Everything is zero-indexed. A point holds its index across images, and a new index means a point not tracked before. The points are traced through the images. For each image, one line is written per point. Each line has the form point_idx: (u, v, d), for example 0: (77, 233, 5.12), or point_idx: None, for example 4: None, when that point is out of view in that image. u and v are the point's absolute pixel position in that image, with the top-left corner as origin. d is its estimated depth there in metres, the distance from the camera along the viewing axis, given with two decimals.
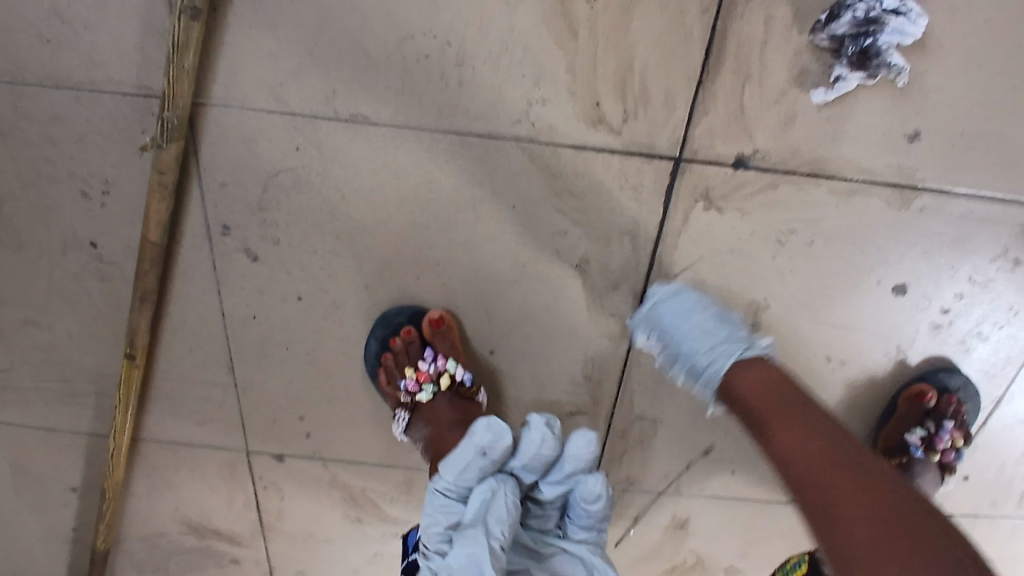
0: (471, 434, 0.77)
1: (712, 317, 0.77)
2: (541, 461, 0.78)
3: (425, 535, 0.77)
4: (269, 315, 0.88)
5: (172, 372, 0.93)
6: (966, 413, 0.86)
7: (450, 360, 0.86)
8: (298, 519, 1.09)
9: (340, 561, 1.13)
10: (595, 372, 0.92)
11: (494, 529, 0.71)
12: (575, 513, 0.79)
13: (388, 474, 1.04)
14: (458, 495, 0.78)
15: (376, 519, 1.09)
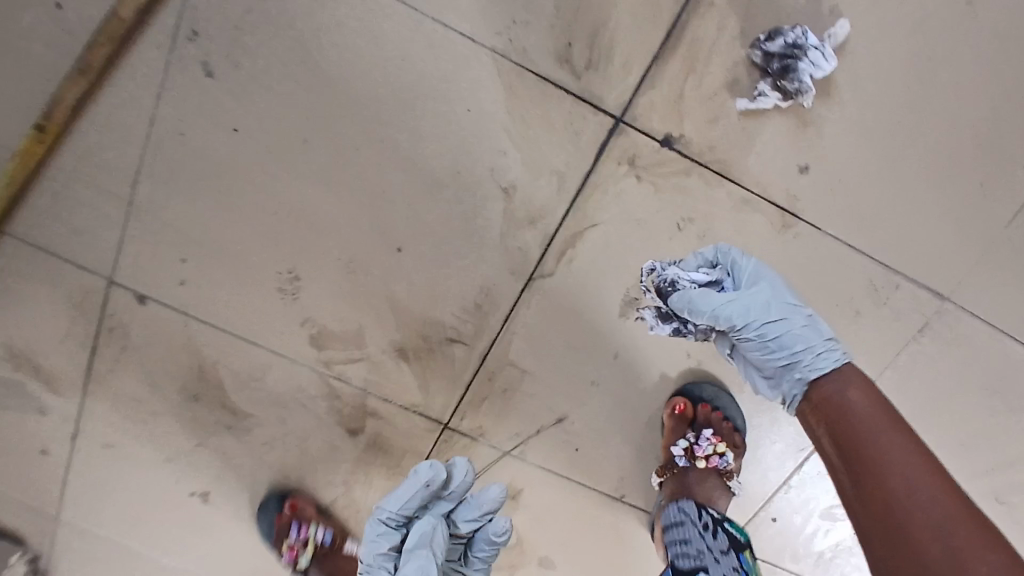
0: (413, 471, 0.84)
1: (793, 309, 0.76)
2: (461, 488, 0.86)
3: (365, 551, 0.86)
4: (197, 138, 0.88)
5: (71, 165, 0.90)
6: (723, 419, 1.02)
7: (307, 531, 1.08)
8: (134, 378, 1.04)
9: (165, 437, 1.09)
10: (485, 304, 0.96)
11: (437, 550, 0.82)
12: (481, 541, 0.88)
13: (248, 356, 1.01)
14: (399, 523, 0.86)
15: (217, 403, 1.05)
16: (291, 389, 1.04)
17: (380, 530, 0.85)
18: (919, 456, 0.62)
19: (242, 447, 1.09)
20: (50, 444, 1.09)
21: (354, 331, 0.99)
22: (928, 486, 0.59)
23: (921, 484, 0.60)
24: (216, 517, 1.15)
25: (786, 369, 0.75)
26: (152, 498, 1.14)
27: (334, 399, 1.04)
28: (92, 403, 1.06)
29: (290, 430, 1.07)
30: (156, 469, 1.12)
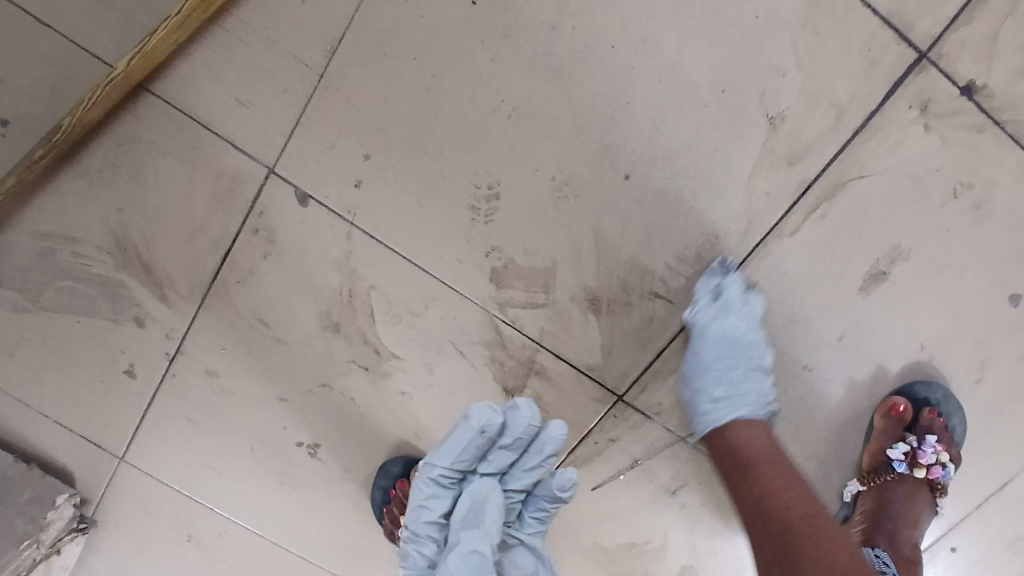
0: (466, 416, 0.83)
1: (742, 370, 0.81)
2: (523, 438, 0.85)
3: (413, 522, 0.86)
4: (440, 10, 0.78)
5: (274, 17, 0.79)
6: (951, 428, 0.88)
7: None
8: (267, 294, 0.88)
9: (286, 370, 0.93)
10: (707, 255, 0.83)
11: (489, 528, 0.82)
12: (545, 495, 0.88)
13: (411, 284, 0.86)
14: (447, 482, 0.86)
15: (358, 336, 0.90)
16: (451, 330, 0.88)
17: (428, 492, 0.86)
18: (800, 489, 0.73)
19: (374, 393, 0.93)
20: (142, 362, 0.94)
21: (546, 270, 0.84)
22: (795, 512, 0.71)
23: (790, 508, 0.71)
24: (320, 472, 0.99)
25: (727, 397, 0.80)
26: (250, 441, 0.98)
27: (498, 348, 0.89)
28: (204, 319, 0.90)
29: (437, 380, 0.91)
30: (263, 408, 0.95)
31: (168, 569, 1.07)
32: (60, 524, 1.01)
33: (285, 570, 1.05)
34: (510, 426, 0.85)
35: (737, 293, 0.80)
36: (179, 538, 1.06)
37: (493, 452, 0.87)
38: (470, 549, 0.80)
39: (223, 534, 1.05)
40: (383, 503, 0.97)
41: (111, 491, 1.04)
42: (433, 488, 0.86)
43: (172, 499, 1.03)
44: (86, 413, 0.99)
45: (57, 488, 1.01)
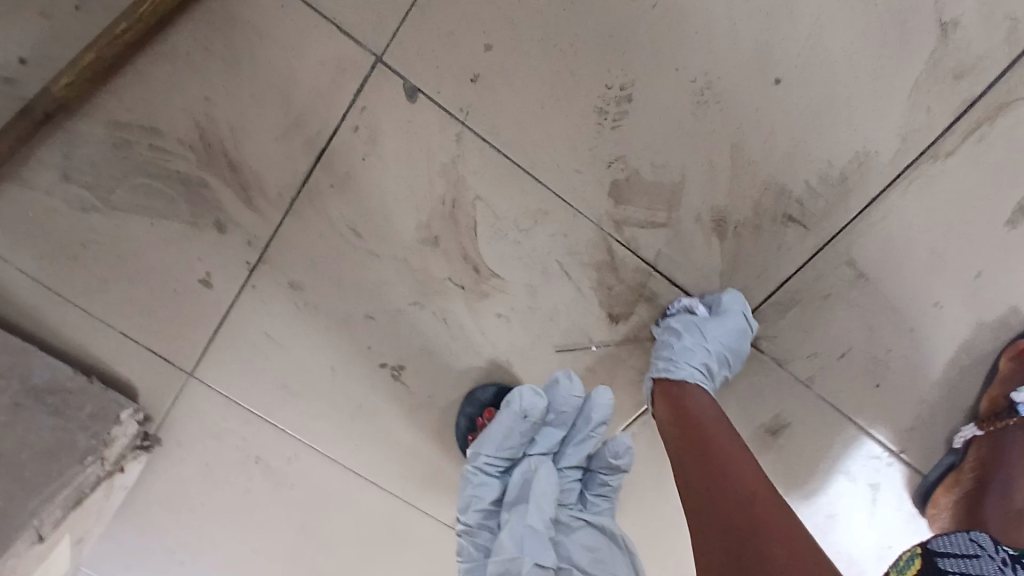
0: (507, 404, 0.84)
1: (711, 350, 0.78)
2: (569, 412, 0.86)
3: (465, 512, 0.86)
4: None
5: None
6: None
7: None
8: (363, 201, 0.82)
9: (375, 286, 0.87)
10: (852, 175, 0.77)
11: (539, 503, 0.82)
12: (602, 470, 0.88)
13: (522, 197, 0.80)
14: (496, 469, 0.88)
15: (457, 251, 0.83)
16: (561, 249, 0.82)
17: (477, 481, 0.87)
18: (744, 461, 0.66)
19: (469, 316, 0.87)
20: (219, 271, 0.88)
21: (672, 186, 0.77)
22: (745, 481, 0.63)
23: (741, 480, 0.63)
24: (402, 398, 0.94)
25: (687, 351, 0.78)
26: (330, 362, 0.92)
27: (608, 271, 0.83)
28: (290, 226, 0.84)
29: (539, 304, 0.86)
30: (348, 327, 0.90)
31: (231, 491, 1.04)
32: (123, 441, 0.95)
33: (356, 496, 1.02)
34: (554, 403, 0.86)
35: (732, 308, 0.78)
36: (247, 460, 1.01)
37: (541, 433, 0.89)
38: (526, 523, 0.80)
39: (293, 458, 1.00)
40: (468, 431, 0.93)
41: (177, 410, 0.99)
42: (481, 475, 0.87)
43: (242, 419, 0.99)
44: (153, 325, 0.93)
45: (121, 403, 0.94)
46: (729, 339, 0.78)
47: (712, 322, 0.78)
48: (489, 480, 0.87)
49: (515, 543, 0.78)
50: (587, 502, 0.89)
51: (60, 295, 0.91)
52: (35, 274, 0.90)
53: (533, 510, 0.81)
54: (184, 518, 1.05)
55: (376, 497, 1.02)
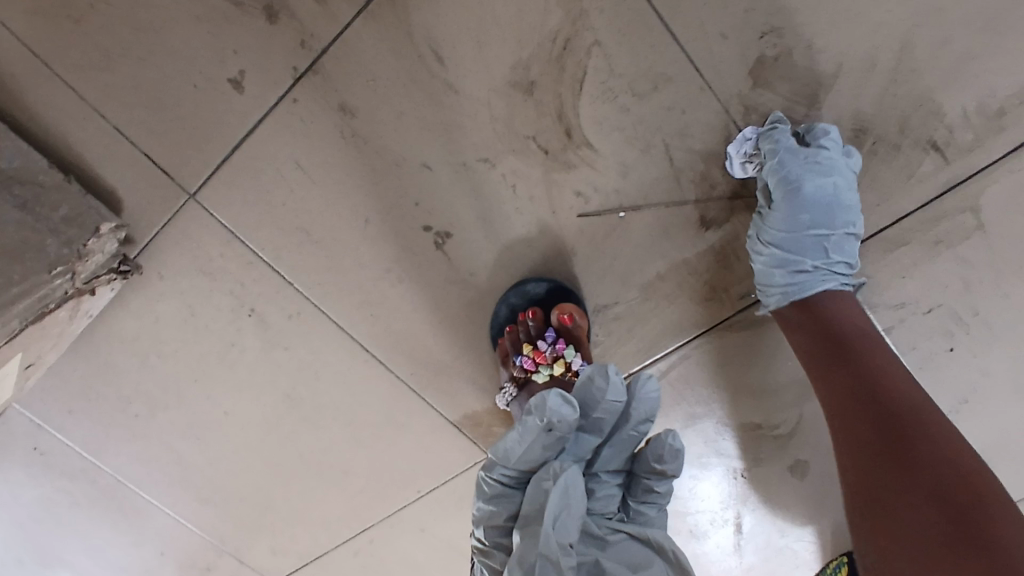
0: (531, 411, 0.72)
1: (813, 217, 0.67)
2: (606, 416, 0.75)
3: (481, 527, 0.75)
4: None
5: None
6: None
7: (570, 347, 0.80)
8: (458, 21, 0.69)
9: (442, 130, 0.73)
10: (1012, 108, 0.69)
11: (560, 522, 0.68)
12: (645, 474, 0.78)
13: (647, 54, 0.68)
14: (515, 481, 0.75)
15: (551, 105, 0.71)
16: (672, 127, 0.71)
17: (491, 495, 0.75)
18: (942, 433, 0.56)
19: (543, 187, 0.75)
20: (258, 72, 0.73)
21: (820, 77, 0.68)
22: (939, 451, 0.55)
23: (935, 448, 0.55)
24: (439, 269, 0.82)
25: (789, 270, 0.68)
26: (364, 213, 0.79)
27: (715, 165, 0.72)
28: (362, 32, 0.70)
29: (628, 189, 0.75)
30: (397, 172, 0.76)
31: (213, 342, 0.90)
32: (99, 259, 0.79)
33: (358, 371, 0.91)
34: (589, 402, 0.75)
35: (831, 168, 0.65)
36: (239, 311, 0.87)
37: (574, 437, 0.77)
38: (541, 551, 0.66)
39: (294, 317, 0.87)
40: (508, 321, 0.83)
41: (165, 237, 0.83)
42: (496, 489, 0.75)
43: (242, 262, 0.84)
44: (158, 125, 0.77)
45: (102, 214, 0.78)
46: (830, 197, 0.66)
47: (781, 203, 0.67)
48: (503, 507, 0.74)
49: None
50: (630, 509, 0.79)
51: (47, 66, 0.74)
52: (24, 32, 0.73)
53: (550, 528, 0.67)
54: (150, 365, 0.92)
55: (381, 377, 0.91)
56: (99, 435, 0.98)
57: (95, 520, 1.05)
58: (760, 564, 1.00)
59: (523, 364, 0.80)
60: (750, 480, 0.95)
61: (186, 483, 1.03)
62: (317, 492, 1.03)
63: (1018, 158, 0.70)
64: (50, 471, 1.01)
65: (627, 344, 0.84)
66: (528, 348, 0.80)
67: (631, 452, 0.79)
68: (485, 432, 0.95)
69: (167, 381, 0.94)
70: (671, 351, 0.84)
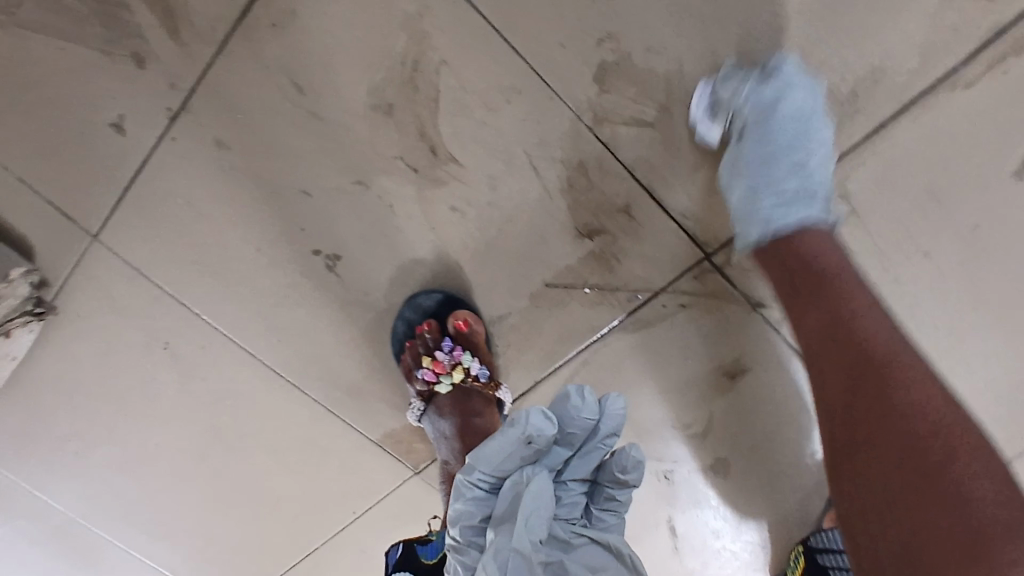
0: (511, 422, 0.68)
1: (796, 138, 0.66)
2: (579, 432, 0.72)
3: (453, 525, 0.71)
4: None
5: None
6: None
7: (467, 353, 0.83)
8: (312, 50, 0.71)
9: (314, 157, 0.76)
10: (860, 93, 0.69)
11: (531, 523, 0.65)
12: (607, 483, 0.75)
13: (494, 69, 0.70)
14: (489, 486, 0.71)
15: (411, 125, 0.73)
16: (530, 138, 0.72)
17: (469, 497, 0.70)
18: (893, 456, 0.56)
19: (417, 205, 0.77)
20: (135, 114, 0.76)
21: (667, 78, 0.69)
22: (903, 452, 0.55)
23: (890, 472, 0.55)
24: (332, 292, 0.84)
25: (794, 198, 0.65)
26: (255, 242, 0.81)
27: (578, 170, 0.74)
28: (224, 68, 0.73)
29: (500, 200, 0.76)
30: (277, 199, 0.78)
31: (134, 378, 0.93)
32: (10, 303, 0.83)
33: (274, 397, 0.93)
34: (562, 418, 0.71)
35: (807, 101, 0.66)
36: (153, 344, 0.90)
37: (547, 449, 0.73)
38: (511, 548, 0.63)
39: (206, 348, 0.89)
40: (406, 337, 0.84)
41: (76, 277, 0.86)
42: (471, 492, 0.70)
43: (148, 297, 0.86)
44: (53, 173, 0.80)
45: (13, 260, 0.82)
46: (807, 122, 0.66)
47: (755, 130, 0.68)
48: (477, 512, 0.70)
49: (498, 566, 0.62)
50: (592, 518, 0.76)
51: None
52: None
53: (522, 527, 0.64)
54: (79, 403, 0.95)
55: (297, 401, 0.93)
56: (43, 473, 1.01)
57: (53, 555, 1.08)
58: (704, 566, 1.00)
59: (424, 376, 0.83)
60: (676, 480, 0.95)
61: (131, 516, 1.05)
62: (255, 519, 1.04)
63: (872, 140, 0.70)
64: (4, 509, 1.04)
65: (526, 352, 0.85)
66: (426, 360, 0.82)
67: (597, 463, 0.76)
68: (406, 447, 0.96)
69: (96, 417, 0.96)
70: (569, 359, 0.85)
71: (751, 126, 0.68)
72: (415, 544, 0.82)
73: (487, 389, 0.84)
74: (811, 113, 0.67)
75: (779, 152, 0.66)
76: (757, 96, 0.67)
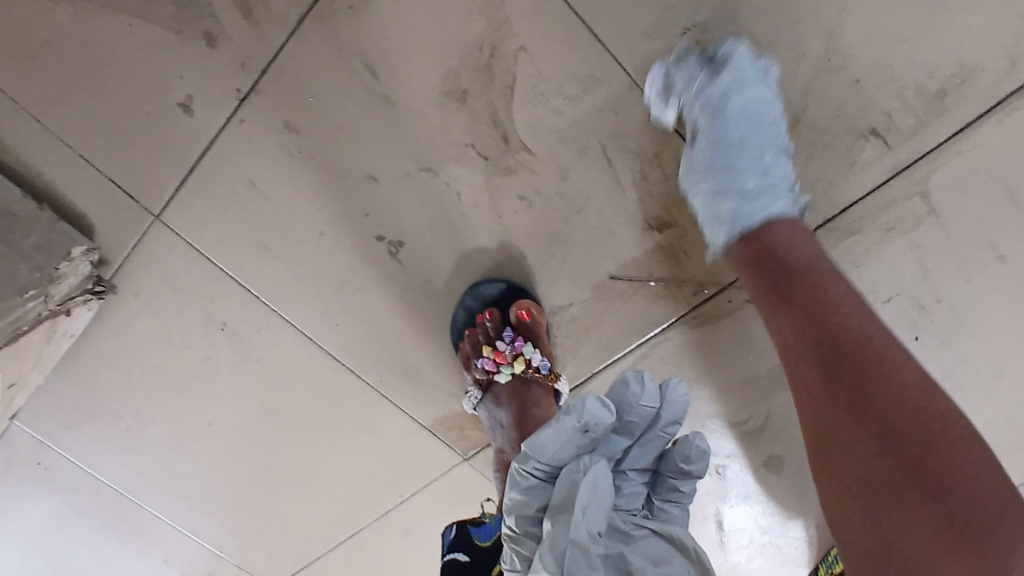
0: (566, 409, 0.64)
1: (745, 136, 0.63)
2: (638, 420, 0.68)
3: (510, 514, 0.67)
4: None
5: None
6: None
7: (529, 343, 0.82)
8: (387, 34, 0.70)
9: (383, 142, 0.75)
10: (951, 90, 0.67)
11: (590, 512, 0.61)
12: (671, 473, 0.71)
13: (574, 57, 0.69)
14: (545, 475, 0.67)
15: (484, 112, 0.72)
16: (606, 128, 0.71)
17: (524, 486, 0.67)
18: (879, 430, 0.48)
19: (486, 193, 0.76)
20: (204, 96, 0.76)
21: None
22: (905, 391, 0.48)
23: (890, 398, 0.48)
24: (394, 279, 0.83)
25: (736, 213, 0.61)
26: (318, 226, 0.81)
27: (652, 162, 0.73)
28: (297, 49, 0.72)
29: (570, 190, 0.75)
30: (343, 184, 0.78)
31: (190, 356, 0.93)
32: (71, 282, 0.83)
33: (329, 380, 0.93)
34: (622, 404, 0.67)
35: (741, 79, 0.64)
36: (211, 325, 0.90)
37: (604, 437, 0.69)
38: (568, 537, 0.58)
39: (263, 329, 0.90)
40: (467, 325, 0.84)
41: (137, 256, 0.86)
42: (528, 481, 0.66)
43: (209, 278, 0.87)
44: (119, 152, 0.80)
45: (73, 238, 0.81)
46: (762, 103, 0.64)
47: (704, 130, 0.65)
48: (533, 500, 0.65)
49: (557, 560, 0.58)
50: (655, 509, 0.71)
51: (8, 99, 0.77)
52: None
53: (580, 517, 0.60)
54: (133, 379, 0.96)
55: (351, 385, 0.93)
56: (94, 447, 1.02)
57: (99, 529, 1.09)
58: (748, 560, 1.00)
59: (484, 366, 0.83)
60: (728, 475, 0.94)
61: (180, 492, 1.06)
62: (303, 499, 1.05)
63: (958, 139, 0.69)
64: (53, 483, 1.05)
65: (585, 343, 0.85)
66: (487, 350, 0.82)
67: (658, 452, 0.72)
68: (457, 433, 0.96)
69: (150, 394, 0.97)
70: (630, 352, 0.84)
71: (703, 124, 0.65)
72: (466, 527, 0.80)
73: (546, 381, 0.84)
74: (766, 107, 0.64)
75: (732, 160, 0.63)
76: (699, 100, 0.65)
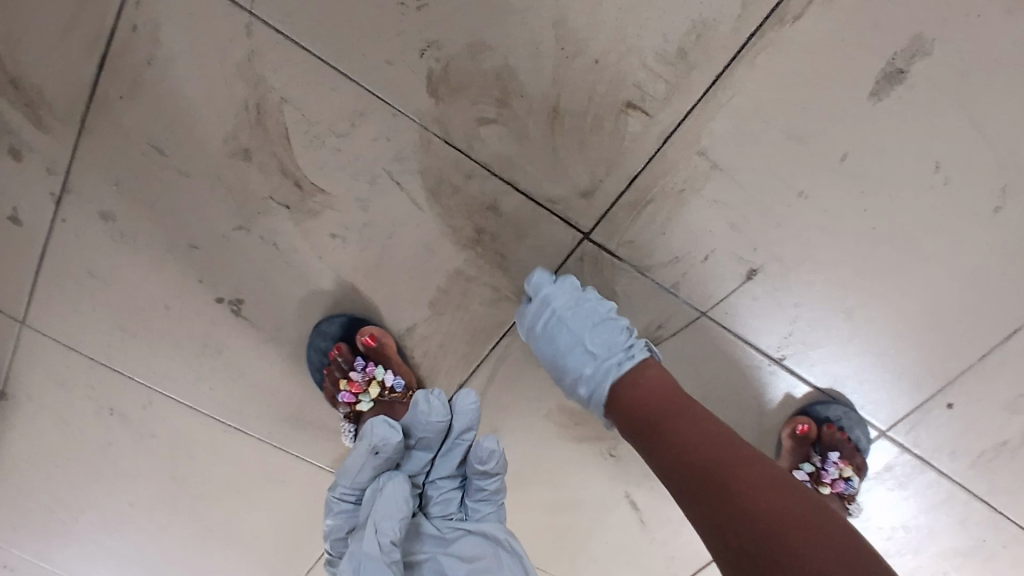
0: (363, 433, 0.76)
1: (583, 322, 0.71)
2: (430, 435, 0.78)
3: (327, 539, 0.80)
4: None
5: None
6: (856, 440, 0.87)
7: (380, 367, 0.85)
8: (165, 115, 0.75)
9: (194, 212, 0.79)
10: (690, 52, 0.69)
11: (381, 524, 0.71)
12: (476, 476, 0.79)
13: (334, 97, 0.73)
14: (354, 499, 0.80)
15: (272, 164, 0.76)
16: (386, 156, 0.75)
17: (334, 511, 0.80)
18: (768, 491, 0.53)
19: (301, 238, 0.80)
20: (23, 205, 0.80)
21: (497, 75, 0.71)
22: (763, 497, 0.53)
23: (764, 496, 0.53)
24: (248, 336, 0.87)
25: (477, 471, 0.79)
26: (163, 300, 0.85)
27: (438, 177, 0.76)
28: (90, 144, 0.76)
29: (374, 219, 0.78)
30: (172, 259, 0.82)
31: (92, 444, 0.98)
32: None
33: (224, 441, 0.96)
34: (413, 424, 0.79)
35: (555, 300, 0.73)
36: (102, 411, 0.95)
37: (409, 455, 0.81)
38: (364, 554, 0.69)
39: (148, 406, 0.94)
40: (323, 363, 0.87)
41: (15, 361, 0.91)
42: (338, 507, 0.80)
43: (84, 368, 0.91)
44: None
45: None
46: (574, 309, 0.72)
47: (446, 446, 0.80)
48: (343, 525, 0.79)
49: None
50: (469, 509, 0.81)
51: None
52: None
53: (374, 532, 0.71)
54: (52, 475, 1.01)
55: (244, 442, 0.96)
56: (40, 544, 1.07)
57: None
58: (672, 536, 1.01)
59: (344, 398, 0.86)
60: (623, 456, 0.96)
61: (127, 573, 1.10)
62: (240, 557, 1.09)
63: (711, 96, 0.71)
64: None
65: (443, 358, 0.88)
66: (343, 383, 0.85)
67: (463, 457, 0.81)
68: None
69: (71, 486, 1.02)
70: (488, 355, 0.87)
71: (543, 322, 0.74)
72: None
73: (404, 399, 0.87)
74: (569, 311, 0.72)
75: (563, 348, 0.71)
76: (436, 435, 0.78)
